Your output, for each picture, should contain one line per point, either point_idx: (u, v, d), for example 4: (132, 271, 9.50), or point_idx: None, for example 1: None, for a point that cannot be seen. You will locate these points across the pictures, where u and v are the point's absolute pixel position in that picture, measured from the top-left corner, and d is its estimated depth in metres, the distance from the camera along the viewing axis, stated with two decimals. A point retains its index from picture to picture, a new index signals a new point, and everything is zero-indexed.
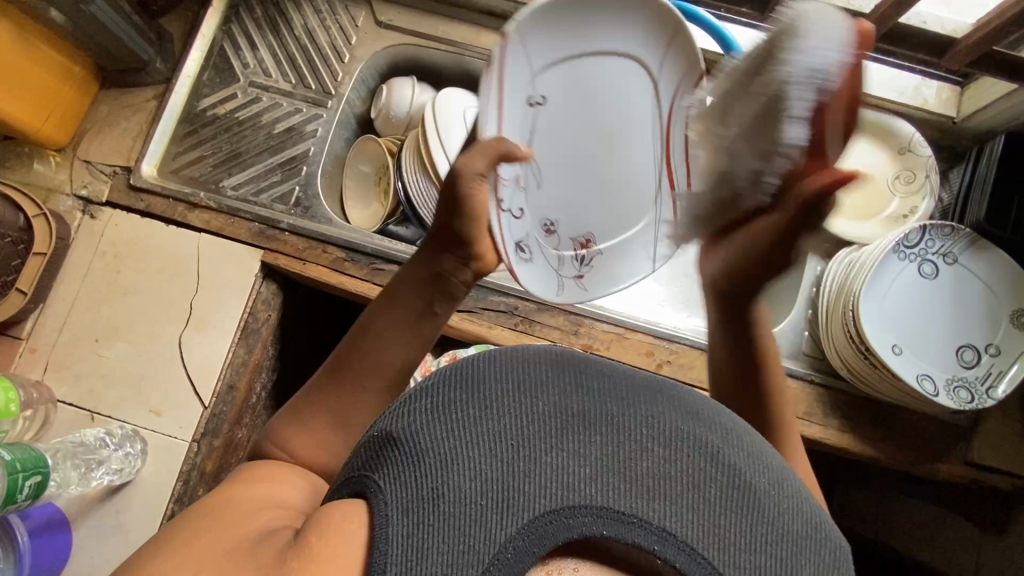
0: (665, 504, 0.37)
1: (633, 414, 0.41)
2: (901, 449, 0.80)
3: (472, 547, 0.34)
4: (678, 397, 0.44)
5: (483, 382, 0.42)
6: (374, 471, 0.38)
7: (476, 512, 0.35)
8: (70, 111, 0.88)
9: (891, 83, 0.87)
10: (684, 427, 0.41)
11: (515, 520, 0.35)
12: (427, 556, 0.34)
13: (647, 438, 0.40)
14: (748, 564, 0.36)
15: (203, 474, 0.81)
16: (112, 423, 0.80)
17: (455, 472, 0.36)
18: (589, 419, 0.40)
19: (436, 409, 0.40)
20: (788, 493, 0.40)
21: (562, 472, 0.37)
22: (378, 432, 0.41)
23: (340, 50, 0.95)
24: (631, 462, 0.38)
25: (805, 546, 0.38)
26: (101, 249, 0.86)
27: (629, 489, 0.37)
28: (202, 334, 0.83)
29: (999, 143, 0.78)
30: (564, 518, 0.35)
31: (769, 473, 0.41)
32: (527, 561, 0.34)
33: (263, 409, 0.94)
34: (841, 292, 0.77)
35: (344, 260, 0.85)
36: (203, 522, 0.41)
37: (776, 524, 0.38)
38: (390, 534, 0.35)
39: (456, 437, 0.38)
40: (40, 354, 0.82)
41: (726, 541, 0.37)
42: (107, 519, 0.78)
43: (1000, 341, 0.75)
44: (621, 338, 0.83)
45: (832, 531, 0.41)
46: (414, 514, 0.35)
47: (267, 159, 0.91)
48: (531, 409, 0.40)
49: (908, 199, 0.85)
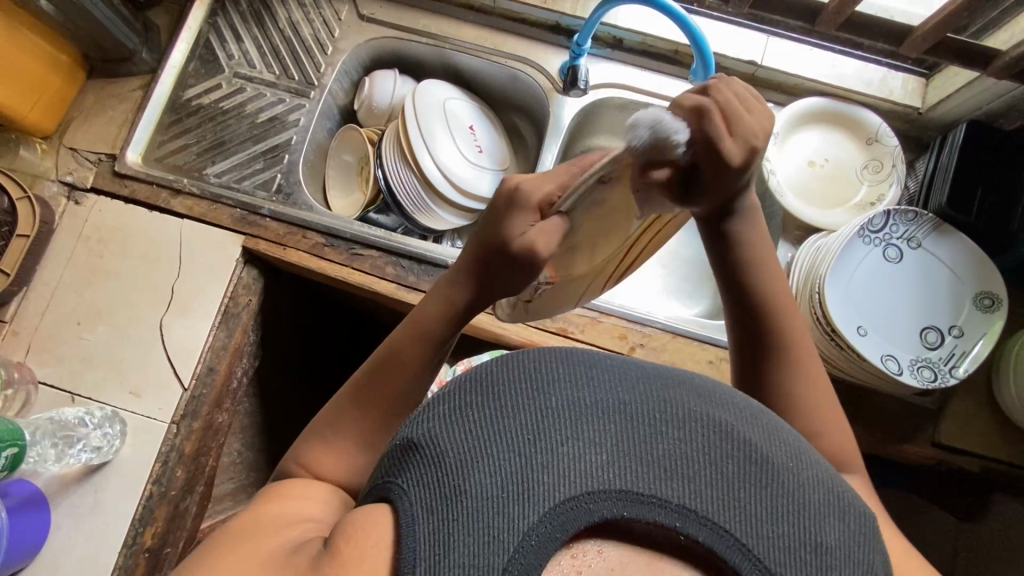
0: (684, 483, 0.36)
1: (647, 399, 0.40)
2: (869, 431, 0.81)
3: (496, 538, 0.33)
4: (691, 380, 0.43)
5: (493, 381, 0.41)
6: (399, 476, 0.39)
7: (496, 506, 0.34)
8: (56, 100, 0.90)
9: (858, 75, 0.89)
10: (699, 408, 0.40)
11: (536, 509, 0.34)
12: (452, 550, 0.33)
13: (663, 421, 0.38)
14: (774, 536, 0.35)
15: (182, 455, 0.82)
16: (92, 404, 0.81)
17: (474, 469, 0.36)
18: (603, 406, 0.39)
19: (452, 411, 0.40)
20: (807, 465, 0.39)
21: (578, 461, 0.36)
22: (400, 438, 0.41)
23: (323, 42, 0.97)
24: (646, 446, 0.37)
25: (829, 514, 0.37)
26: (85, 234, 0.87)
27: (647, 471, 0.36)
28: (183, 317, 0.85)
29: (960, 130, 0.80)
30: (583, 504, 0.34)
31: (786, 447, 0.39)
32: (551, 548, 0.33)
33: (243, 394, 0.95)
34: (808, 277, 0.79)
35: (323, 245, 0.87)
36: (235, 542, 0.45)
37: (797, 495, 0.37)
38: (417, 533, 0.35)
39: (472, 435, 0.38)
40: (22, 337, 0.83)
41: (748, 515, 0.35)
42: (85, 499, 0.79)
43: (963, 322, 0.76)
44: (594, 322, 0.84)
45: (856, 501, 0.40)
46: (437, 511, 0.35)
47: (250, 147, 0.93)
48: (544, 402, 0.38)
49: (875, 187, 0.87)
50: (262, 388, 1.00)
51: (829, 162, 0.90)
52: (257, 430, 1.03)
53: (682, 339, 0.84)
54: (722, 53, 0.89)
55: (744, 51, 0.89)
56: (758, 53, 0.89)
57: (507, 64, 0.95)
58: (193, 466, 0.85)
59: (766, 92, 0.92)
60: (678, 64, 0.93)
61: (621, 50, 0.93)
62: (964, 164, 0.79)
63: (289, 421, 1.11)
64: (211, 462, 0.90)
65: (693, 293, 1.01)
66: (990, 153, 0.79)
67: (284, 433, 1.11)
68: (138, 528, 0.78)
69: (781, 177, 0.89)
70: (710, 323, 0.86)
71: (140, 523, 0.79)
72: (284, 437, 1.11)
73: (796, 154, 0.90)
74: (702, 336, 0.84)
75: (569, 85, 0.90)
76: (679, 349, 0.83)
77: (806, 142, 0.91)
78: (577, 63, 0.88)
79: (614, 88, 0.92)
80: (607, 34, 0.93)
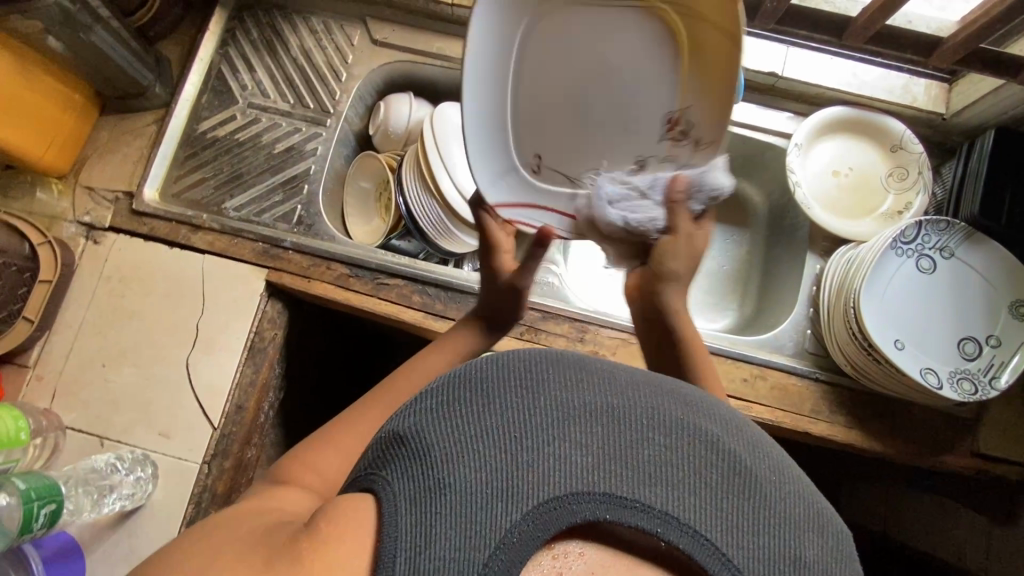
0: (668, 490, 0.36)
1: (636, 404, 0.39)
2: (907, 444, 0.80)
3: (479, 533, 0.33)
4: (679, 388, 0.43)
5: (483, 378, 0.40)
6: (380, 469, 0.37)
7: (481, 502, 0.34)
8: (70, 139, 0.89)
9: (881, 83, 0.88)
10: (687, 417, 0.40)
11: (520, 507, 0.34)
12: (433, 544, 0.33)
13: (650, 428, 0.38)
14: (753, 546, 0.35)
15: (216, 494, 0.81)
16: (122, 447, 0.80)
17: (461, 462, 0.35)
18: (592, 410, 0.38)
19: (440, 404, 0.39)
20: (791, 478, 0.39)
21: (565, 460, 0.36)
22: (384, 430, 0.40)
23: (337, 69, 0.96)
24: (633, 449, 0.37)
25: (810, 529, 0.37)
26: (105, 274, 0.86)
27: (632, 476, 0.36)
28: (209, 355, 0.83)
29: (989, 138, 0.80)
30: (568, 505, 0.34)
31: (771, 461, 0.39)
32: (532, 546, 0.33)
33: (269, 427, 0.94)
34: (842, 290, 0.78)
35: (348, 276, 0.86)
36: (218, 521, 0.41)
37: (780, 508, 0.37)
38: (397, 524, 0.34)
39: (459, 430, 0.37)
40: (47, 382, 0.82)
41: (728, 523, 0.35)
42: (119, 545, 0.77)
43: (1000, 332, 0.76)
44: (626, 344, 0.83)
45: (836, 518, 0.39)
46: (420, 503, 0.34)
47: (268, 179, 0.92)
48: (534, 400, 0.38)
49: (901, 195, 0.87)
50: (288, 419, 0.99)
51: (853, 171, 0.89)
52: None
53: (716, 357, 0.83)
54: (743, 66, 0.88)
55: (765, 64, 0.88)
56: (779, 64, 0.88)
57: None
58: None
59: (787, 103, 0.91)
60: None
61: None
62: (993, 172, 0.79)
63: None
64: None
65: (716, 306, 1.01)
66: (1018, 159, 0.79)
67: None
68: None
69: (806, 188, 0.88)
70: (741, 340, 0.85)
71: None
72: None
73: (820, 164, 0.90)
74: (735, 354, 0.82)
75: None
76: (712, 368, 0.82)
77: (830, 152, 0.90)
78: None
79: None
80: None
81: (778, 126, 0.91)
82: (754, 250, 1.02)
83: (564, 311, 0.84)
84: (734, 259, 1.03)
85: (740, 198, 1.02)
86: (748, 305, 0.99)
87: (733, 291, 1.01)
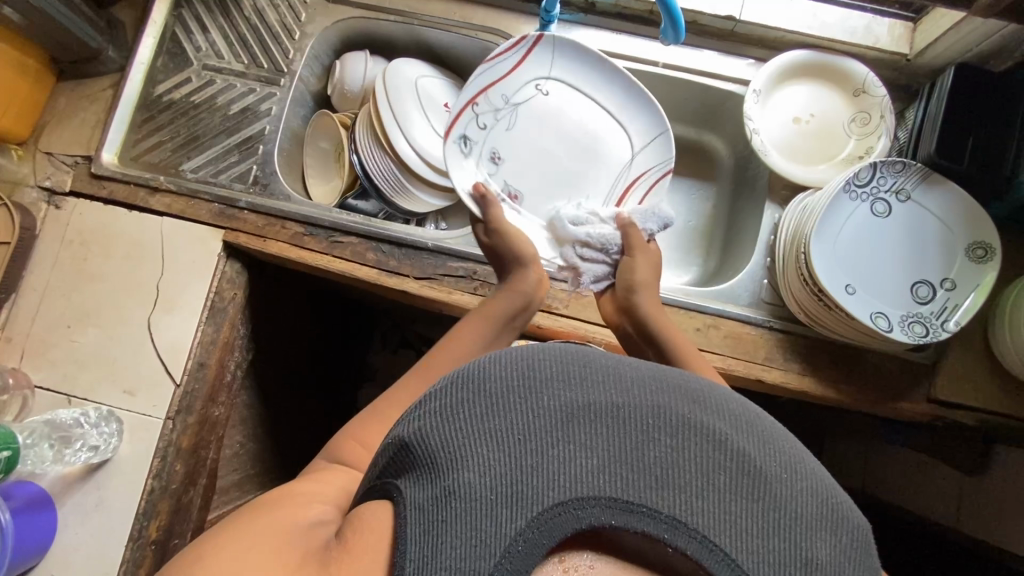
0: (675, 492, 0.36)
1: (640, 404, 0.39)
2: (863, 391, 0.79)
3: (484, 541, 0.34)
4: (685, 382, 0.42)
5: (486, 378, 0.40)
6: (397, 477, 0.39)
7: (485, 509, 0.35)
8: (28, 104, 0.90)
9: (842, 24, 0.86)
10: (693, 416, 0.39)
11: (524, 513, 0.34)
12: (440, 552, 0.34)
13: (655, 428, 0.38)
14: (764, 551, 0.35)
15: (180, 449, 0.83)
16: (88, 404, 0.83)
17: (464, 469, 0.36)
18: (595, 410, 0.38)
19: (444, 411, 0.40)
20: (801, 475, 0.38)
21: (569, 464, 0.36)
22: (393, 438, 0.42)
23: (291, 27, 0.95)
24: (638, 451, 0.37)
25: (820, 529, 0.36)
26: (67, 238, 0.87)
27: (639, 479, 0.36)
28: (169, 315, 0.85)
29: (948, 75, 0.77)
30: (572, 510, 0.35)
31: (782, 457, 0.39)
32: (539, 553, 0.34)
33: (239, 387, 0.96)
34: (795, 237, 0.77)
35: (303, 235, 0.86)
36: (233, 533, 0.42)
37: (790, 508, 0.36)
38: (408, 533, 0.35)
39: (464, 435, 0.38)
40: (15, 342, 0.85)
41: (738, 527, 0.35)
42: (88, 497, 0.80)
43: (956, 275, 0.74)
44: (579, 296, 0.83)
45: (852, 513, 0.38)
46: (427, 512, 0.35)
47: (224, 140, 0.92)
48: (536, 402, 0.39)
49: (863, 140, 0.85)
50: (258, 379, 1.02)
51: (814, 118, 0.87)
52: (257, 421, 1.04)
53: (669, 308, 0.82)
54: (699, 11, 0.86)
55: (722, 7, 0.86)
56: (737, 7, 0.86)
57: (478, 36, 0.93)
58: (192, 460, 0.86)
59: (748, 49, 0.89)
60: (654, 25, 0.90)
61: (595, 14, 0.91)
62: (952, 110, 0.76)
63: (287, 412, 1.12)
64: (210, 456, 0.91)
65: (681, 261, 1.01)
66: (980, 96, 0.76)
67: (285, 423, 1.12)
68: (141, 524, 0.80)
69: (765, 136, 0.86)
70: (696, 292, 0.85)
71: (143, 520, 0.80)
72: (284, 426, 1.12)
73: (780, 110, 0.88)
74: (689, 304, 0.82)
75: None
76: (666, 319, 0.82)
77: (790, 98, 0.88)
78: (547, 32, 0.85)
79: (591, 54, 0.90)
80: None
81: (737, 73, 0.89)
82: (720, 204, 1.01)
83: None
84: (700, 215, 1.02)
85: (705, 150, 1.01)
86: (712, 260, 0.99)
87: (698, 245, 1.01)
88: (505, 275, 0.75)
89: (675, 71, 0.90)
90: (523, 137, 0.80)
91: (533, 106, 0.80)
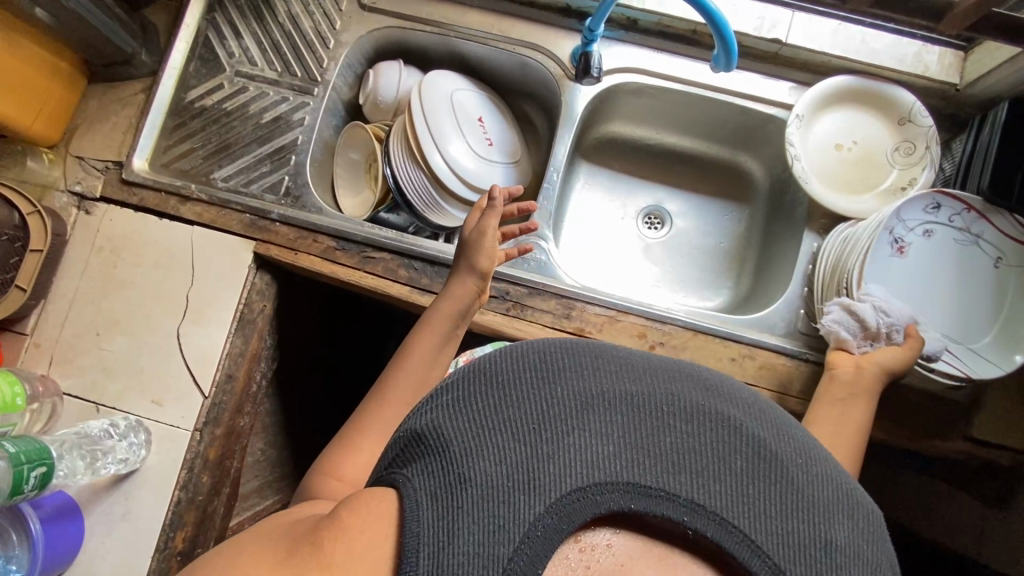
0: (693, 477, 0.34)
1: (655, 390, 0.37)
2: (899, 426, 0.78)
3: (503, 527, 0.32)
4: (697, 371, 0.40)
5: (498, 371, 0.38)
6: (403, 466, 0.37)
7: (501, 495, 0.33)
8: (60, 108, 0.89)
9: (891, 50, 0.84)
10: (707, 403, 0.37)
11: (542, 499, 0.32)
12: (456, 539, 0.32)
13: (669, 413, 0.36)
14: (785, 533, 0.33)
15: (207, 461, 0.83)
16: (116, 414, 0.82)
17: (479, 457, 0.34)
18: (609, 398, 0.36)
19: (457, 401, 0.38)
20: (816, 459, 0.36)
21: (585, 451, 0.34)
22: (401, 429, 0.39)
23: (326, 36, 0.93)
24: (653, 438, 0.35)
25: (838, 512, 0.34)
26: (97, 244, 0.87)
27: (654, 464, 0.34)
28: (199, 326, 0.84)
29: (1002, 110, 0.75)
30: (590, 495, 0.33)
31: (797, 442, 0.37)
32: (556, 538, 0.32)
33: (263, 396, 0.95)
34: (836, 267, 0.76)
35: (335, 249, 0.85)
36: (226, 548, 0.42)
37: (807, 493, 0.34)
38: (419, 520, 0.33)
39: (478, 424, 0.36)
40: (44, 349, 0.84)
41: (758, 512, 0.33)
42: (116, 506, 0.80)
43: (1010, 315, 0.72)
44: (612, 321, 0.82)
45: (864, 497, 0.37)
46: (441, 499, 0.33)
47: (256, 149, 0.91)
48: (551, 391, 0.37)
49: (906, 171, 0.83)
50: (281, 388, 1.01)
51: (857, 144, 0.86)
52: (278, 429, 1.04)
53: (703, 336, 0.81)
54: (743, 33, 0.85)
55: (768, 29, 0.85)
56: (783, 30, 0.84)
57: (516, 51, 0.91)
58: (219, 470, 0.86)
59: (792, 72, 0.87)
60: (697, 44, 0.88)
61: (636, 31, 0.89)
62: (1005, 147, 0.74)
63: (306, 418, 1.12)
64: (236, 465, 0.91)
65: (711, 284, 0.99)
66: None
67: (304, 430, 1.11)
68: (167, 535, 0.80)
69: (806, 162, 0.85)
70: (731, 319, 0.84)
71: (170, 531, 0.80)
72: (305, 432, 1.11)
73: (823, 136, 0.86)
74: (723, 333, 0.81)
75: (582, 73, 0.86)
76: (700, 347, 0.81)
77: (832, 123, 0.86)
78: (590, 49, 0.85)
79: (630, 72, 0.89)
80: (621, 15, 0.89)
81: (779, 97, 0.87)
82: (753, 225, 0.99)
83: (553, 286, 0.84)
84: (732, 237, 1.01)
85: (740, 171, 1.00)
86: (744, 282, 0.97)
87: (730, 268, 0.99)
88: (450, 280, 0.77)
89: (716, 93, 0.88)
90: (918, 253, 0.75)
91: (963, 254, 0.75)
